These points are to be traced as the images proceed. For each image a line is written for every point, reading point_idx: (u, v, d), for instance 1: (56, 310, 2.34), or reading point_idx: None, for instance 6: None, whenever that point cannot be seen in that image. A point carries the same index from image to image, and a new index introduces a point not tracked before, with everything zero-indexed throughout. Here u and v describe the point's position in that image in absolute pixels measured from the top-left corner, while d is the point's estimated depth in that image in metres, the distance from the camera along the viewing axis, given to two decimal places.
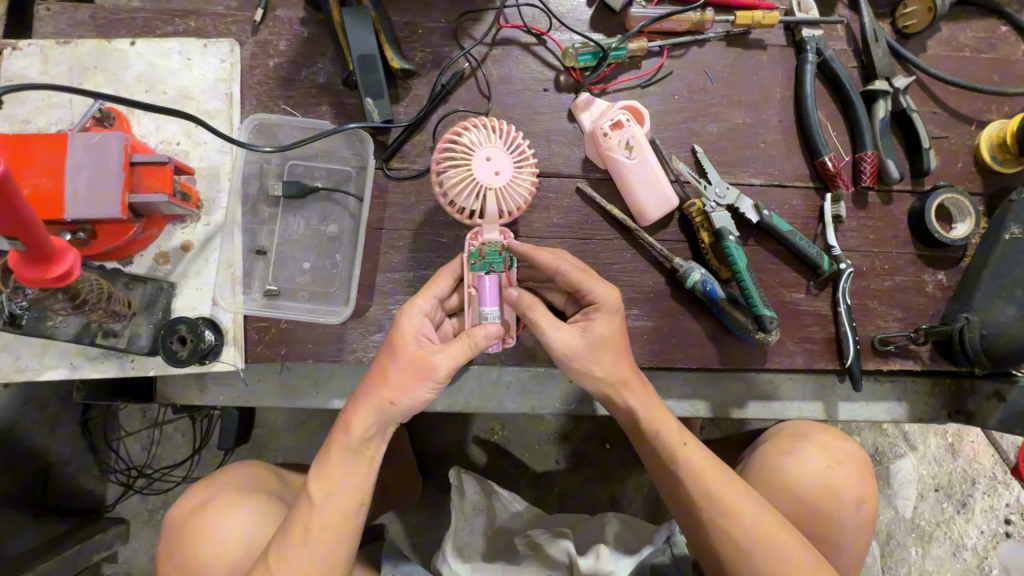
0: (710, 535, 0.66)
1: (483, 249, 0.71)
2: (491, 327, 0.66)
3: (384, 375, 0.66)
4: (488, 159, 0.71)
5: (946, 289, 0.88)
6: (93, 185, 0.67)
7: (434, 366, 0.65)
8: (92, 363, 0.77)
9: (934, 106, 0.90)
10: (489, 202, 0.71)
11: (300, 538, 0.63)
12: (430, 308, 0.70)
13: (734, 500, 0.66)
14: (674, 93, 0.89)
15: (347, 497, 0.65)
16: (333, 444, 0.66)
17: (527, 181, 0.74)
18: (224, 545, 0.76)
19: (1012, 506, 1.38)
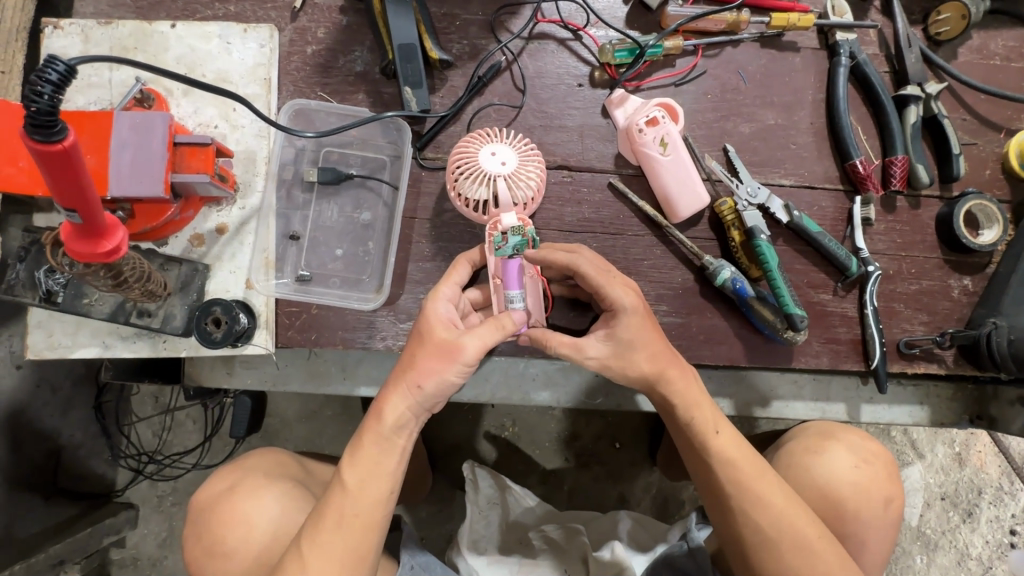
0: (740, 525, 0.68)
1: (505, 236, 0.71)
2: (518, 313, 0.69)
3: (411, 360, 0.66)
4: (493, 151, 0.74)
5: (971, 294, 0.88)
6: (137, 164, 0.67)
7: (455, 338, 0.65)
8: (125, 343, 0.77)
9: (964, 112, 0.91)
10: (501, 188, 0.73)
11: (331, 524, 0.64)
12: (453, 294, 0.71)
13: (766, 491, 0.67)
14: (708, 92, 0.90)
15: (382, 483, 0.65)
16: (365, 430, 0.66)
17: (534, 169, 0.77)
18: (252, 530, 0.77)
19: (1018, 516, 1.39)
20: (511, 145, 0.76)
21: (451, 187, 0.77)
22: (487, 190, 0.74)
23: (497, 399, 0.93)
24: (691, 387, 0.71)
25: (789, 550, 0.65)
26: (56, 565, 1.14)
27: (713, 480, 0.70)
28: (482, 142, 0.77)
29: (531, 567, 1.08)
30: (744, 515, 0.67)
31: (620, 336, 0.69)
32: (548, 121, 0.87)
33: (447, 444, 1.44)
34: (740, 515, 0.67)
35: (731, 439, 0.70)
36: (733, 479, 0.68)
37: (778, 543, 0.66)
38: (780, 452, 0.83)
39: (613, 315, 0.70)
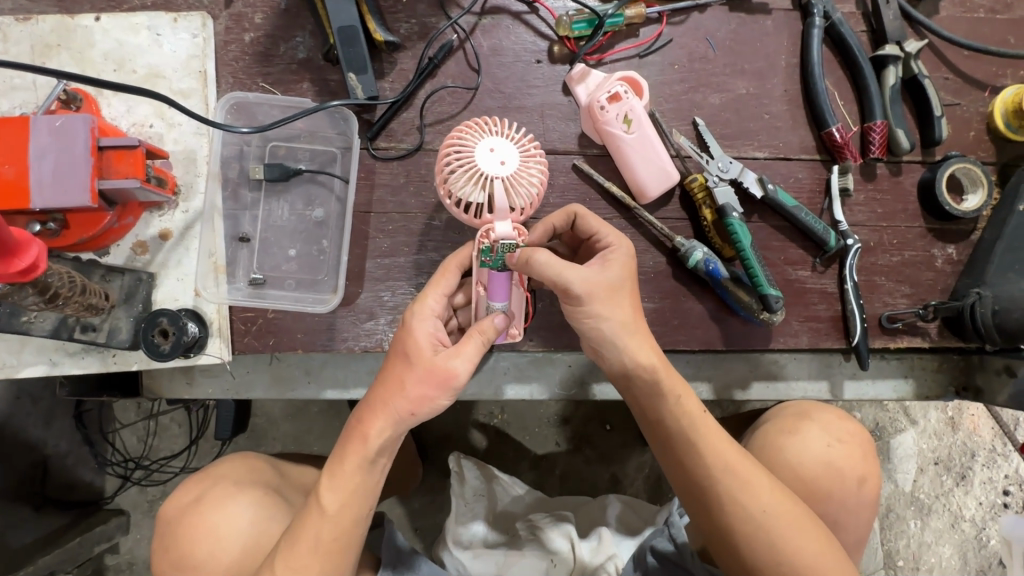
0: (727, 516, 0.63)
1: (495, 249, 0.63)
2: (501, 317, 0.65)
3: (400, 384, 0.62)
4: (492, 147, 0.63)
5: (955, 263, 0.85)
6: (59, 172, 0.63)
7: (453, 371, 0.62)
8: (73, 359, 0.74)
9: (946, 71, 0.86)
10: (499, 193, 0.63)
11: (306, 545, 0.61)
12: (440, 308, 0.67)
13: (752, 476, 0.64)
14: (675, 63, 0.85)
15: (361, 502, 0.63)
16: (348, 452, 0.62)
17: (536, 170, 0.66)
18: (222, 543, 0.72)
19: (1011, 477, 1.38)
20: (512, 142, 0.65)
21: (442, 188, 0.66)
22: (482, 192, 0.64)
23: (471, 394, 0.90)
24: (669, 367, 0.67)
25: (782, 538, 0.62)
26: None
27: (698, 470, 0.65)
28: (478, 136, 0.66)
29: (516, 557, 1.06)
30: (733, 504, 0.63)
31: (613, 267, 0.66)
32: (506, 101, 0.83)
33: (435, 435, 1.43)
34: (728, 506, 0.63)
35: (712, 424, 0.67)
36: (720, 464, 0.64)
37: (771, 528, 0.62)
38: (755, 435, 0.80)
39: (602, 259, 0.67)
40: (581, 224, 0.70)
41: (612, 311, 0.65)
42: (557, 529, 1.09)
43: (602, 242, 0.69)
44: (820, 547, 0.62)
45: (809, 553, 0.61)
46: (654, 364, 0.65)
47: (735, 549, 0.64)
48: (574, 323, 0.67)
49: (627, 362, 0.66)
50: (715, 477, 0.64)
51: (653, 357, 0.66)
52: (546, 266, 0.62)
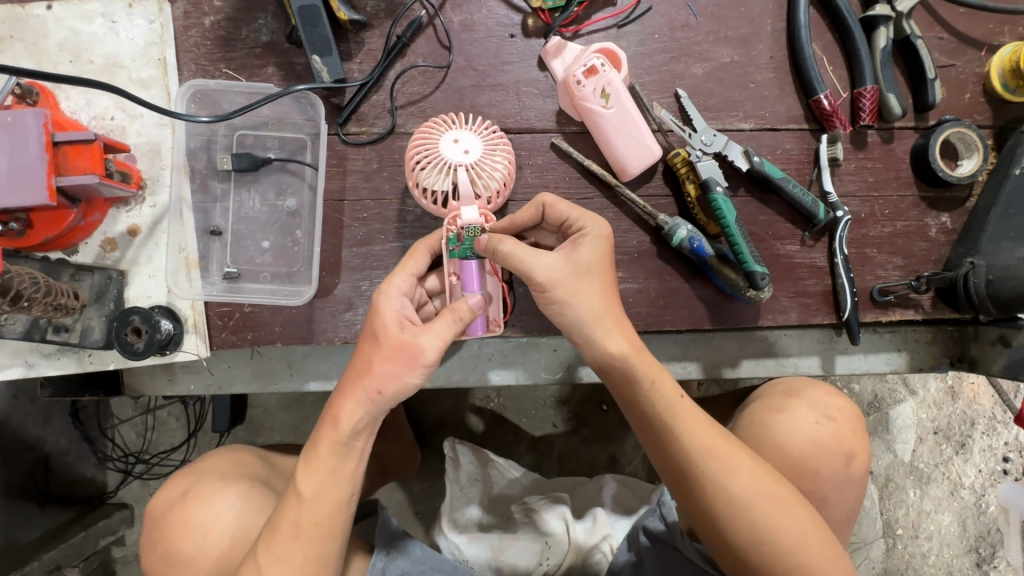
0: (709, 495, 0.62)
1: (462, 236, 0.67)
2: (473, 299, 0.64)
3: (367, 365, 0.61)
4: (457, 138, 0.69)
5: (950, 232, 0.82)
6: (13, 170, 0.60)
7: (421, 348, 0.60)
8: (49, 360, 0.73)
9: (941, 30, 0.82)
10: (462, 178, 0.68)
11: (285, 533, 0.60)
12: (408, 287, 0.65)
13: (731, 453, 0.63)
14: (655, 32, 0.81)
15: (342, 489, 0.61)
16: (320, 439, 0.61)
17: (501, 158, 0.72)
18: (209, 536, 0.68)
19: (1010, 444, 1.38)
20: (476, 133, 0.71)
21: (411, 177, 0.71)
22: (447, 179, 0.70)
23: (457, 381, 0.89)
24: (641, 348, 0.65)
25: (764, 509, 0.61)
26: (53, 570, 1.15)
27: (675, 452, 0.63)
28: (443, 129, 0.72)
29: (511, 540, 1.06)
30: (714, 483, 0.62)
31: (580, 255, 0.65)
32: (481, 79, 0.79)
33: (431, 421, 1.43)
34: (708, 485, 0.62)
35: (688, 403, 0.65)
36: (696, 444, 0.63)
37: (754, 503, 0.61)
38: (742, 413, 0.79)
39: (572, 246, 0.66)
40: (551, 214, 0.69)
41: (580, 296, 0.64)
42: (553, 511, 1.09)
43: (575, 228, 0.68)
44: (801, 512, 0.62)
45: (788, 525, 0.61)
46: (625, 350, 0.64)
47: (719, 527, 0.63)
48: (543, 309, 0.66)
49: (597, 352, 0.65)
50: (695, 459, 0.63)
51: (622, 342, 0.64)
52: (510, 255, 0.62)
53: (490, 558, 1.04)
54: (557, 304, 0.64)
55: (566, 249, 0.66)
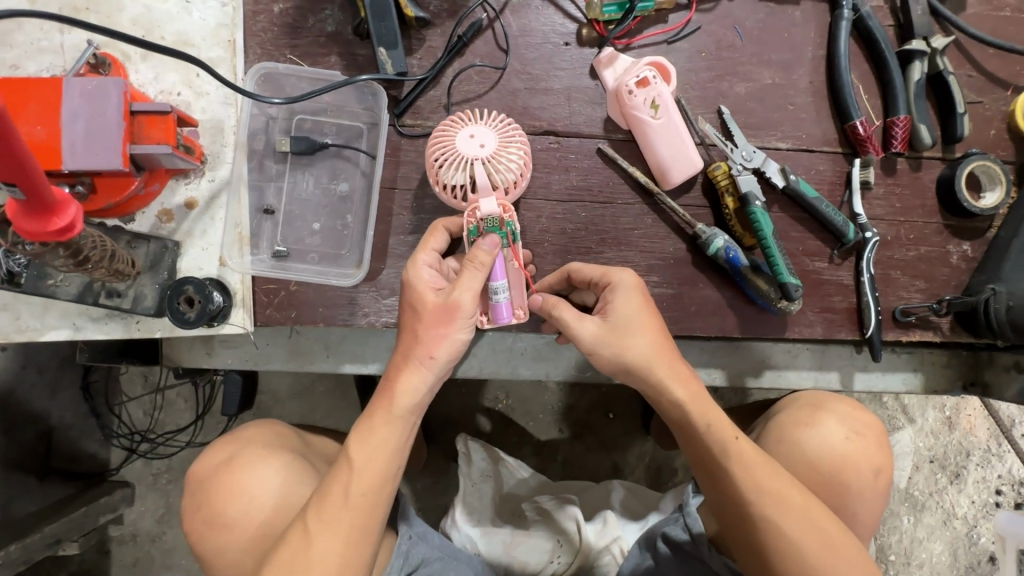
0: (767, 535, 0.64)
1: (482, 226, 0.67)
2: (488, 238, 0.64)
3: (414, 336, 0.64)
4: (472, 133, 0.69)
5: (970, 260, 0.86)
6: (91, 135, 0.63)
7: (459, 304, 0.63)
8: (97, 324, 0.74)
9: (970, 69, 0.87)
10: (479, 173, 0.68)
11: (335, 500, 0.61)
12: (433, 262, 0.69)
13: (788, 495, 0.64)
14: (702, 50, 0.85)
15: (389, 461, 0.63)
16: (376, 409, 0.63)
17: (515, 150, 0.72)
18: (254, 502, 0.69)
19: (1004, 477, 1.41)
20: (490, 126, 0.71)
21: (432, 176, 0.72)
22: (464, 175, 0.69)
23: (487, 373, 0.91)
24: (700, 395, 0.68)
25: (809, 529, 0.63)
26: (53, 544, 1.11)
27: (733, 496, 0.65)
28: (460, 124, 0.72)
29: (523, 537, 1.10)
30: (769, 526, 0.64)
31: (616, 312, 0.68)
32: (533, 83, 0.83)
33: (442, 418, 1.43)
34: (766, 528, 0.63)
35: (749, 446, 0.67)
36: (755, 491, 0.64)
37: (784, 502, 0.64)
38: (769, 426, 0.82)
39: (608, 298, 0.70)
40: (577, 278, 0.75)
41: (632, 348, 0.67)
42: (564, 512, 1.11)
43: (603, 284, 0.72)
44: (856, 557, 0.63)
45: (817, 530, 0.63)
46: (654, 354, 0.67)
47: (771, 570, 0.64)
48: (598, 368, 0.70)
49: (626, 360, 0.67)
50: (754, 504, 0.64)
51: (680, 392, 0.67)
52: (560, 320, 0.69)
53: (501, 554, 1.07)
54: (616, 357, 0.67)
55: (603, 309, 0.71)
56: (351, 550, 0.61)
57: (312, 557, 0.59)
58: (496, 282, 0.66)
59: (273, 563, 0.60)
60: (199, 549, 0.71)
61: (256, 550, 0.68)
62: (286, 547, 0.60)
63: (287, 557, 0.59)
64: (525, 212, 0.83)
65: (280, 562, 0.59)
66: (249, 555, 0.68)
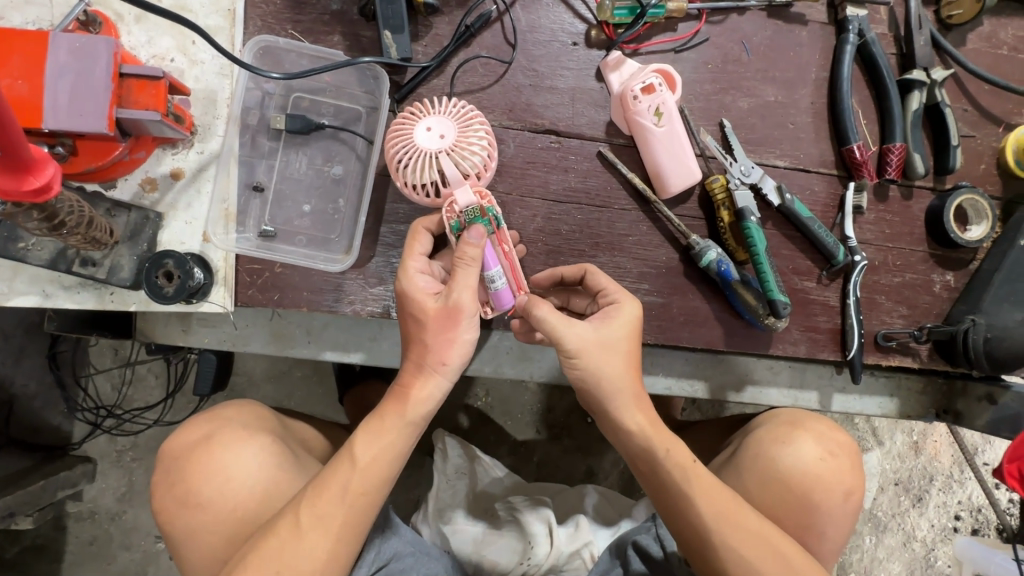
0: (722, 560, 0.64)
1: (463, 219, 0.66)
2: (473, 230, 0.63)
3: (422, 342, 0.63)
4: (429, 125, 0.66)
5: (952, 289, 0.87)
6: (75, 94, 0.60)
7: (461, 305, 0.62)
8: (68, 293, 0.71)
9: (966, 103, 0.88)
10: (447, 164, 0.65)
11: (332, 496, 0.60)
12: (425, 265, 0.67)
13: (746, 522, 0.65)
14: (708, 62, 0.85)
15: (391, 464, 0.63)
16: (387, 410, 0.63)
17: (477, 131, 0.69)
18: (232, 484, 0.68)
19: (963, 503, 1.44)
20: (446, 114, 0.68)
21: (394, 177, 0.68)
22: (432, 171, 0.66)
23: (472, 370, 0.90)
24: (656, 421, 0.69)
25: (780, 553, 0.64)
26: (5, 517, 1.07)
27: (691, 525, 0.65)
28: (415, 115, 0.68)
29: (494, 537, 1.08)
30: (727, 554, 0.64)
31: (614, 324, 0.68)
32: (538, 80, 0.82)
33: None
34: (728, 559, 0.64)
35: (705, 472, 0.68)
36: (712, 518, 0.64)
37: (760, 531, 0.64)
38: (745, 441, 0.81)
39: (614, 308, 0.70)
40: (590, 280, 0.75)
41: (608, 368, 0.67)
42: (535, 514, 1.09)
43: (608, 299, 0.72)
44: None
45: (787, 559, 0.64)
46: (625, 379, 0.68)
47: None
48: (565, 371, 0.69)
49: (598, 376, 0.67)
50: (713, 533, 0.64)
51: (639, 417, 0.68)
52: (545, 319, 0.66)
53: (470, 552, 1.06)
54: (581, 368, 0.67)
55: (602, 316, 0.69)
56: (341, 546, 0.60)
57: (301, 548, 0.58)
58: (490, 270, 0.66)
59: (259, 551, 0.59)
60: (167, 528, 0.68)
61: (230, 535, 0.66)
62: (273, 537, 0.59)
63: (275, 546, 0.59)
64: (520, 210, 0.82)
65: (268, 550, 0.58)
66: (225, 538, 0.66)
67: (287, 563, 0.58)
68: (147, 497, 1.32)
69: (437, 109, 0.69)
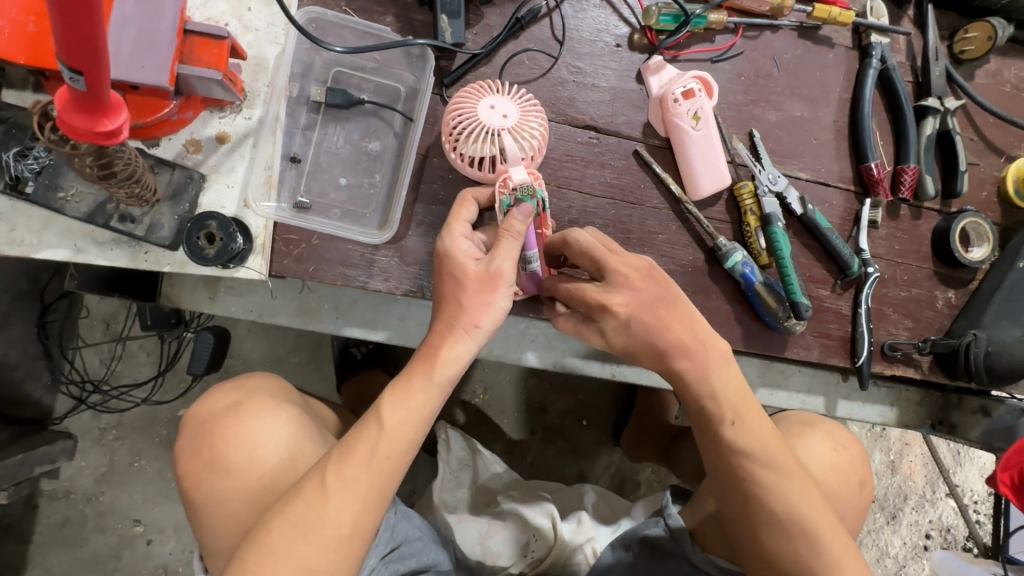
0: (768, 520, 0.65)
1: (514, 196, 0.69)
2: (520, 208, 0.64)
3: (456, 303, 0.63)
4: (492, 104, 0.70)
5: (953, 306, 0.93)
6: (140, 45, 0.60)
7: (502, 273, 0.63)
8: (99, 249, 0.69)
9: (972, 133, 0.95)
10: (507, 142, 0.69)
11: (360, 458, 0.59)
12: (468, 232, 0.67)
13: (791, 487, 0.65)
14: (741, 74, 0.89)
15: (419, 427, 0.62)
16: (415, 371, 0.62)
17: (536, 117, 0.74)
18: (261, 452, 0.67)
19: (934, 522, 1.50)
20: (509, 96, 0.72)
21: (451, 148, 0.72)
22: (491, 147, 0.71)
23: (493, 356, 0.91)
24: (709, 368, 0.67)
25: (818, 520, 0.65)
26: None
27: (739, 489, 0.67)
28: (479, 94, 0.73)
29: (497, 529, 1.08)
30: (781, 539, 0.65)
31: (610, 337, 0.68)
32: (581, 77, 0.84)
33: None
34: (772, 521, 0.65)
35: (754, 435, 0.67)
36: (783, 504, 0.64)
37: (802, 500, 0.65)
38: None
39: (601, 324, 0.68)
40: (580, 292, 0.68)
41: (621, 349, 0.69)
42: (538, 508, 1.09)
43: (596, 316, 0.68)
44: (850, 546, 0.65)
45: (827, 528, 0.64)
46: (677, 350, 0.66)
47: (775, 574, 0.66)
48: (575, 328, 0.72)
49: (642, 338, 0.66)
50: (777, 518, 0.65)
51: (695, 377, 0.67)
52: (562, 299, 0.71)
53: (475, 546, 1.06)
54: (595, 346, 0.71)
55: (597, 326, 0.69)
56: (367, 511, 0.59)
57: (328, 511, 0.58)
58: (530, 251, 0.69)
59: (286, 514, 0.58)
60: (192, 495, 0.68)
61: (255, 503, 0.66)
62: (300, 501, 0.58)
63: (302, 509, 0.58)
64: (556, 201, 0.83)
65: (293, 512, 0.58)
66: (249, 505, 0.66)
67: (315, 526, 0.57)
68: (128, 478, 1.27)
69: (500, 92, 0.73)
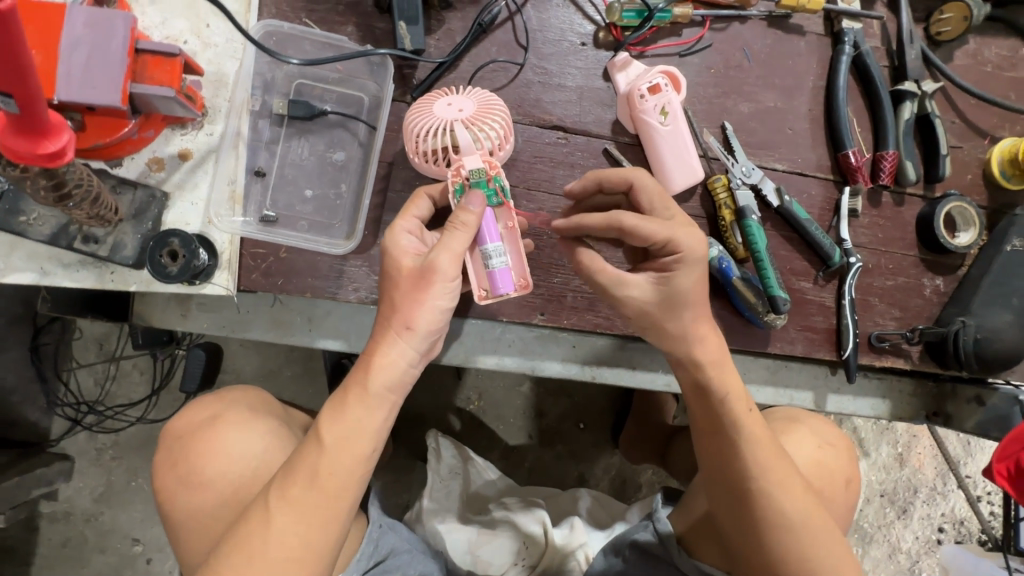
0: (772, 518, 0.63)
1: (467, 183, 0.67)
2: (472, 197, 0.63)
3: (391, 304, 0.62)
4: (447, 100, 0.71)
5: (942, 294, 0.90)
6: (90, 66, 0.60)
7: (436, 267, 0.61)
8: (66, 271, 0.69)
9: (953, 115, 0.92)
10: (461, 132, 0.69)
11: (303, 479, 0.57)
12: (414, 228, 0.66)
13: (792, 480, 0.64)
14: (711, 67, 0.87)
15: (364, 443, 0.60)
16: (352, 383, 0.61)
17: (496, 115, 0.74)
18: (229, 468, 0.66)
19: (946, 515, 1.46)
20: (466, 95, 0.73)
21: (408, 144, 0.73)
22: (446, 140, 0.71)
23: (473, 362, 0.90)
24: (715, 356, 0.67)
25: (812, 516, 0.63)
26: None
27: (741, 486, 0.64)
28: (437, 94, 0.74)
29: (488, 538, 1.06)
30: (782, 537, 0.63)
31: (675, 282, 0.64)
32: (547, 78, 0.84)
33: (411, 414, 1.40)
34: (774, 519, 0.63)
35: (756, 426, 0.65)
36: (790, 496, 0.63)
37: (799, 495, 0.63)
38: None
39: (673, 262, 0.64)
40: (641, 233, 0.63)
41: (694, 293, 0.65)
42: (529, 514, 1.07)
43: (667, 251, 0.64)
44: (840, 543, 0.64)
45: (822, 523, 0.64)
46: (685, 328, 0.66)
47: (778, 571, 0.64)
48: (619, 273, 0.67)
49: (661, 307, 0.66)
50: (784, 512, 0.63)
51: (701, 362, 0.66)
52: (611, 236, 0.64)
53: (466, 554, 1.05)
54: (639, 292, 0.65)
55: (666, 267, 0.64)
56: (315, 532, 0.57)
57: (275, 534, 0.56)
58: (489, 244, 0.66)
59: (235, 537, 0.56)
60: (167, 510, 0.67)
61: (225, 516, 0.65)
62: (245, 524, 0.57)
63: (253, 532, 0.56)
64: (527, 204, 0.83)
65: (238, 538, 0.56)
66: (218, 522, 0.65)
67: (259, 551, 0.55)
68: (125, 498, 1.27)
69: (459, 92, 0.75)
